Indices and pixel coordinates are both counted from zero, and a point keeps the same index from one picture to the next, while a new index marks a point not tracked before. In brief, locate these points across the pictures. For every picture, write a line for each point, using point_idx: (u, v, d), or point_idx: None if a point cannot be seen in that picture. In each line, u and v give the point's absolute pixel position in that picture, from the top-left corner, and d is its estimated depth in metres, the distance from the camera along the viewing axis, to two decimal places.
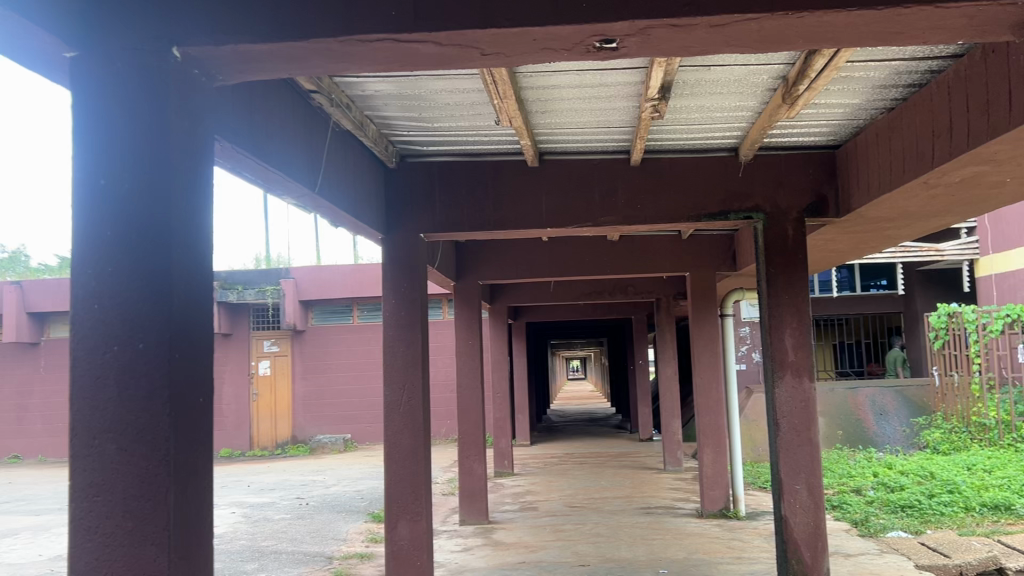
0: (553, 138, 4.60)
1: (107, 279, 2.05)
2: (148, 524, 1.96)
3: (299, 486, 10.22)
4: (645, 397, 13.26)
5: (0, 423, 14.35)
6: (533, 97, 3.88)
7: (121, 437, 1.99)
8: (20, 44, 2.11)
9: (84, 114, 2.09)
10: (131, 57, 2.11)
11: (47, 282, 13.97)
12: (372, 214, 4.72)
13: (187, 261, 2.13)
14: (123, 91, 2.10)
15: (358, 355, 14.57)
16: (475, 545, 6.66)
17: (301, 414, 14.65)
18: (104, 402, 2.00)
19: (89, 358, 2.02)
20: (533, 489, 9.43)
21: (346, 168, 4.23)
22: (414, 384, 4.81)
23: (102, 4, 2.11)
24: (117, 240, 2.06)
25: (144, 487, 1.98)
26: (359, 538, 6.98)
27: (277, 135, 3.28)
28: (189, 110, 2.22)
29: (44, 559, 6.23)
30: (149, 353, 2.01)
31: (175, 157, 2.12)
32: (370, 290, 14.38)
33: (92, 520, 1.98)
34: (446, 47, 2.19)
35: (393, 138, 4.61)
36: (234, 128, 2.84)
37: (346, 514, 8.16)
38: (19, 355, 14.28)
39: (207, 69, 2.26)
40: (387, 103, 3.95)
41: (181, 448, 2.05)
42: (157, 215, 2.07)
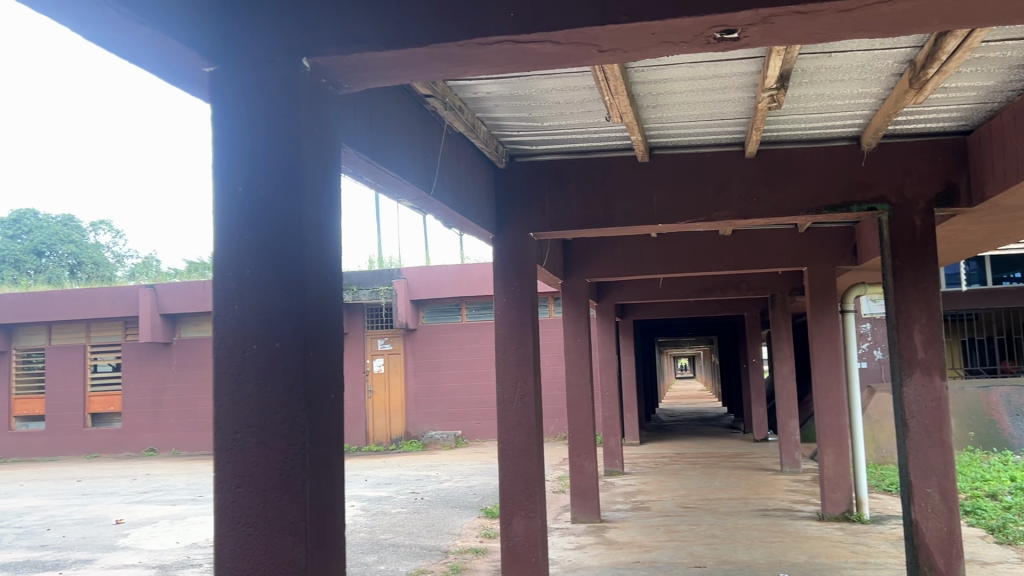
0: (664, 133, 4.55)
1: (245, 281, 2.16)
2: (286, 515, 2.06)
3: (413, 481, 10.46)
4: (759, 397, 12.90)
5: (138, 418, 15.28)
6: (645, 92, 3.85)
7: (261, 431, 2.10)
8: (166, 63, 2.25)
9: (223, 127, 2.21)
10: (265, 69, 2.22)
11: (178, 286, 14.84)
12: (483, 215, 4.78)
13: (318, 263, 2.22)
14: (258, 101, 2.21)
15: (468, 353, 14.78)
16: (588, 543, 6.65)
17: (413, 411, 14.97)
18: (244, 397, 2.11)
19: (231, 356, 2.14)
20: (645, 488, 9.35)
21: (458, 170, 4.30)
22: (526, 382, 4.84)
23: (238, 20, 2.23)
24: (253, 244, 2.17)
25: (282, 480, 2.07)
26: (473, 533, 7.08)
27: (395, 140, 3.38)
28: (318, 117, 2.31)
29: (181, 546, 6.61)
30: (285, 352, 2.11)
31: (306, 164, 2.21)
32: (478, 289, 14.58)
33: (235, 509, 2.09)
34: (564, 46, 2.20)
35: (503, 139, 4.67)
36: (357, 135, 2.94)
37: (460, 509, 8.30)
38: (154, 353, 15.21)
39: (333, 78, 2.35)
40: (498, 104, 4.00)
41: (315, 442, 2.13)
42: (290, 219, 2.17)
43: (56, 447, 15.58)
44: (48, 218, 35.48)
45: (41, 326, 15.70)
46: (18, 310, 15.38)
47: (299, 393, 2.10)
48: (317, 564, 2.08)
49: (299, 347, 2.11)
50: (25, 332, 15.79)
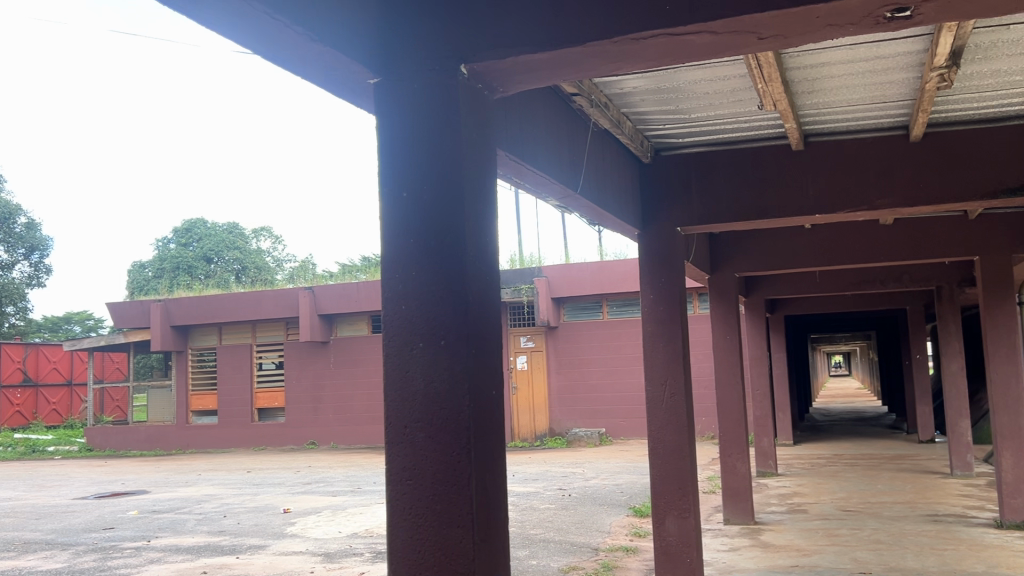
0: (820, 120, 4.36)
1: (410, 282, 2.25)
2: (453, 508, 2.13)
3: (560, 477, 10.52)
4: (925, 395, 12.13)
5: (298, 413, 16.13)
6: (800, 78, 3.70)
7: (428, 426, 2.18)
8: (335, 77, 2.37)
9: (388, 135, 2.30)
10: (425, 77, 2.30)
11: (333, 287, 15.61)
12: (631, 212, 4.75)
13: (479, 262, 2.28)
14: (419, 109, 2.29)
15: (611, 351, 14.71)
16: (742, 545, 6.47)
17: (557, 408, 15.05)
18: (412, 394, 2.20)
19: (399, 353, 2.23)
20: (801, 490, 8.99)
21: (605, 166, 4.29)
22: (676, 380, 4.75)
23: (400, 33, 2.33)
24: (418, 248, 2.25)
25: (449, 473, 2.14)
26: (623, 531, 7.04)
27: (546, 140, 3.41)
28: (475, 120, 2.37)
29: (343, 536, 6.94)
30: (450, 351, 2.18)
31: (467, 169, 2.28)
32: (618, 286, 14.48)
33: (406, 501, 2.18)
34: (721, 36, 2.15)
35: (648, 134, 4.62)
36: (509, 137, 2.99)
37: (609, 507, 8.27)
38: (312, 352, 16.06)
39: (490, 83, 2.41)
40: (644, 99, 3.96)
41: (479, 438, 2.19)
42: (452, 220, 2.24)
43: (227, 439, 16.50)
44: (216, 227, 38.18)
45: (212, 327, 16.93)
46: (191, 313, 16.65)
47: (465, 391, 2.16)
48: (485, 555, 2.14)
49: (463, 346, 2.17)
50: (198, 333, 17.08)
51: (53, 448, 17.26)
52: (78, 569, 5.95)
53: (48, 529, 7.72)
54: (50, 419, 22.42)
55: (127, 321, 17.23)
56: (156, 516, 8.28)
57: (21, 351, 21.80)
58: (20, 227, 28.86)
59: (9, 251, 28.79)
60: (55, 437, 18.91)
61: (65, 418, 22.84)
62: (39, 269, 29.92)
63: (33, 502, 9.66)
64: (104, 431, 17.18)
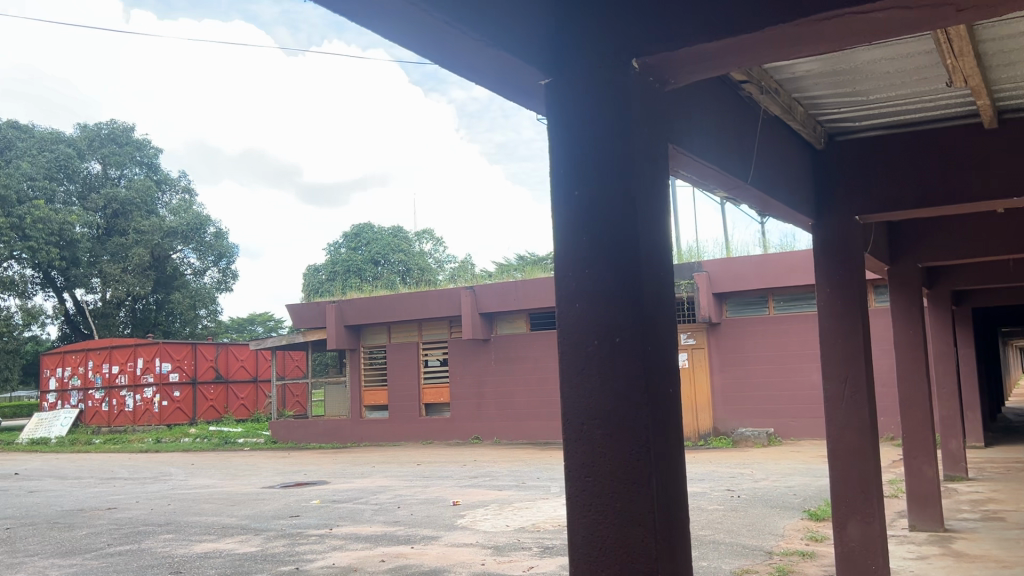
0: (1017, 95, 3.99)
1: (585, 280, 2.25)
2: (634, 507, 2.12)
3: (727, 478, 10.23)
4: None
5: (461, 410, 16.57)
6: (994, 50, 3.41)
7: (605, 423, 2.18)
8: (507, 80, 2.42)
9: (559, 132, 2.32)
10: (596, 75, 2.29)
11: (493, 287, 15.96)
12: (804, 201, 4.55)
13: (653, 260, 2.25)
14: (589, 109, 2.30)
15: (778, 347, 14.15)
16: (931, 554, 6.04)
17: (721, 406, 14.63)
18: (589, 391, 2.21)
19: (575, 352, 2.24)
20: (997, 497, 8.28)
21: (776, 155, 4.13)
22: (857, 378, 4.49)
23: (571, 34, 2.34)
24: (591, 244, 2.25)
25: (629, 472, 2.13)
26: (798, 535, 6.75)
27: (715, 131, 3.32)
28: (647, 117, 2.35)
29: (511, 529, 7.08)
30: (625, 348, 2.17)
31: (639, 163, 2.26)
32: (783, 280, 13.93)
33: (586, 499, 2.19)
34: (914, 10, 2.01)
35: (821, 119, 4.41)
36: (680, 130, 2.93)
37: (781, 509, 7.96)
38: (475, 350, 16.48)
39: (661, 74, 2.38)
40: (817, 83, 3.79)
41: (657, 434, 2.16)
42: (625, 218, 2.22)
43: (398, 434, 17.18)
44: (382, 231, 40.01)
45: (381, 326, 17.74)
46: (361, 313, 17.53)
47: (643, 386, 2.15)
48: (666, 554, 2.12)
49: (639, 343, 2.16)
50: (368, 332, 17.95)
51: (243, 440, 18.64)
52: (271, 553, 6.40)
53: (242, 514, 8.36)
54: (239, 413, 24.24)
55: (304, 322, 18.38)
56: (337, 505, 8.77)
57: (213, 350, 23.73)
58: (210, 236, 31.49)
59: (201, 259, 31.48)
60: (244, 430, 20.44)
61: (252, 412, 24.62)
62: (227, 275, 32.52)
63: (228, 489, 10.49)
64: (288, 425, 18.30)
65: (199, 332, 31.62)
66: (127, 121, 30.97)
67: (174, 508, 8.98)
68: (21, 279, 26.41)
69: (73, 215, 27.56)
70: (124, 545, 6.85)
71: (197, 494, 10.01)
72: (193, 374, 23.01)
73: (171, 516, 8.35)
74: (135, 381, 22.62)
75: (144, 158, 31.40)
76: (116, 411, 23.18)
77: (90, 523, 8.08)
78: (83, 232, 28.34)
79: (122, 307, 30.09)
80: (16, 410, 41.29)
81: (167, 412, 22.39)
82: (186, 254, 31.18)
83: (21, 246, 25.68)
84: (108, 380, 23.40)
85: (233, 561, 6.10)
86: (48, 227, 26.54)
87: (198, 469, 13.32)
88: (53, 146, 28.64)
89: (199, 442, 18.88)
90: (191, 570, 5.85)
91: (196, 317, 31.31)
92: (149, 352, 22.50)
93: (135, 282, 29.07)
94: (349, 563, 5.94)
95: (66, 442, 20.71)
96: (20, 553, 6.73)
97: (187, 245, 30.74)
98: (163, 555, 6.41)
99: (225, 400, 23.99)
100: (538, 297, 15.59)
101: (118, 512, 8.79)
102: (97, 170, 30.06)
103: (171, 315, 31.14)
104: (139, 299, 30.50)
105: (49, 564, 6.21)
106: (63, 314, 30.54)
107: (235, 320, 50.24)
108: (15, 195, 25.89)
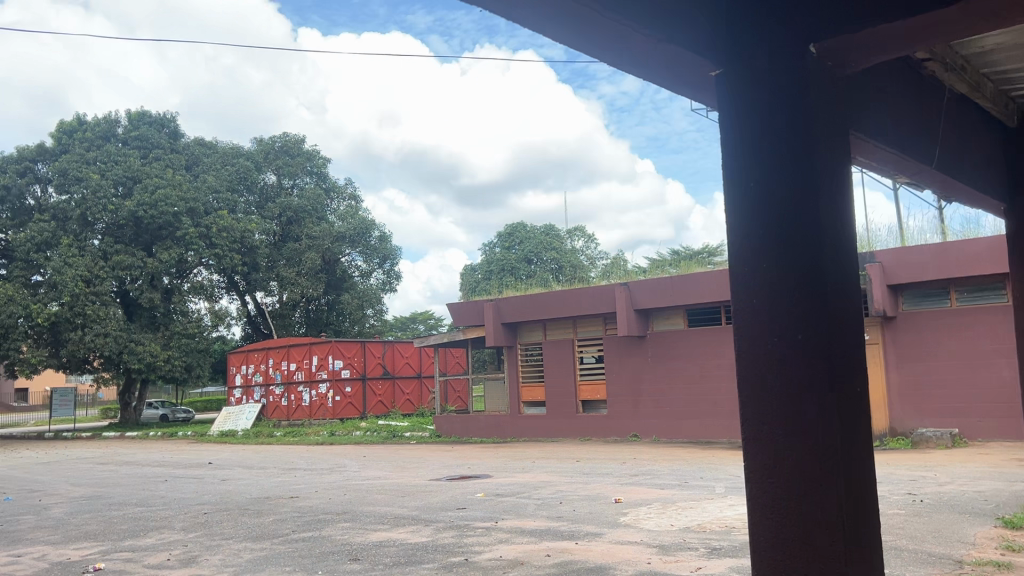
0: None
1: (761, 273, 2.26)
2: (818, 506, 2.13)
3: (906, 481, 9.63)
4: None
5: (619, 407, 16.45)
6: None
7: (785, 422, 2.18)
8: None
9: (737, 114, 2.36)
10: (769, 68, 2.33)
11: (650, 282, 15.75)
12: (994, 183, 4.21)
13: (835, 250, 2.25)
14: (763, 102, 2.33)
15: (962, 341, 13.17)
16: None
17: (898, 405, 13.76)
18: (768, 388, 2.21)
19: (753, 348, 2.25)
20: None
21: (961, 136, 3.85)
22: None
23: (744, 31, 2.40)
24: (767, 239, 2.26)
25: (811, 471, 2.14)
26: (992, 544, 6.26)
27: (896, 113, 3.18)
28: (825, 105, 2.35)
29: (676, 529, 6.98)
30: (806, 344, 2.17)
31: (821, 146, 2.27)
32: (965, 269, 12.92)
33: (767, 498, 2.21)
34: None
35: (1013, 94, 4.05)
36: (861, 116, 2.86)
37: (971, 516, 7.40)
38: (632, 346, 16.35)
39: (843, 58, 2.40)
40: (1009, 57, 3.48)
41: (842, 432, 2.16)
42: (801, 209, 2.23)
43: (558, 430, 17.26)
44: (536, 229, 40.44)
45: (536, 324, 17.95)
46: (517, 311, 17.80)
47: (824, 366, 2.15)
48: (851, 552, 2.13)
49: (819, 338, 2.16)
50: (525, 330, 18.19)
51: (409, 434, 19.40)
52: (441, 543, 6.63)
53: (412, 506, 8.71)
54: (405, 408, 25.23)
55: (463, 319, 18.90)
56: (501, 499, 8.96)
57: (380, 348, 24.87)
58: (375, 239, 33.01)
59: (367, 262, 33.05)
60: (410, 424, 21.27)
61: (417, 407, 25.53)
62: (390, 276, 33.98)
63: (398, 481, 10.96)
64: (451, 420, 18.89)
65: (366, 330, 33.20)
66: (298, 133, 32.99)
67: (350, 498, 9.48)
68: (210, 283, 28.79)
69: (253, 223, 29.66)
70: (306, 532, 7.31)
71: (370, 485, 10.53)
72: (363, 371, 24.17)
73: (347, 506, 8.82)
74: (311, 376, 24.16)
75: (314, 168, 33.38)
76: (295, 406, 24.79)
77: (276, 511, 8.68)
78: (262, 239, 30.45)
79: (297, 308, 32.10)
80: (208, 403, 45.03)
81: (340, 407, 23.60)
82: (353, 257, 32.83)
83: (208, 253, 27.95)
84: (287, 377, 25.16)
85: (406, 550, 6.36)
86: (232, 235, 28.73)
87: (369, 462, 14.00)
88: (234, 160, 30.96)
89: (369, 436, 19.83)
90: (368, 557, 6.15)
91: (363, 317, 32.91)
92: (323, 350, 23.94)
93: (308, 284, 30.89)
94: (516, 556, 6.06)
95: (251, 434, 22.34)
96: (217, 536, 7.33)
97: (353, 249, 32.36)
98: (342, 543, 6.78)
99: (392, 395, 25.03)
100: (697, 292, 15.27)
101: (300, 501, 9.38)
102: (273, 181, 32.42)
103: (341, 315, 32.89)
104: (312, 300, 32.42)
105: (242, 547, 6.72)
106: (246, 315, 32.98)
107: (398, 318, 52.35)
108: (203, 207, 28.22)
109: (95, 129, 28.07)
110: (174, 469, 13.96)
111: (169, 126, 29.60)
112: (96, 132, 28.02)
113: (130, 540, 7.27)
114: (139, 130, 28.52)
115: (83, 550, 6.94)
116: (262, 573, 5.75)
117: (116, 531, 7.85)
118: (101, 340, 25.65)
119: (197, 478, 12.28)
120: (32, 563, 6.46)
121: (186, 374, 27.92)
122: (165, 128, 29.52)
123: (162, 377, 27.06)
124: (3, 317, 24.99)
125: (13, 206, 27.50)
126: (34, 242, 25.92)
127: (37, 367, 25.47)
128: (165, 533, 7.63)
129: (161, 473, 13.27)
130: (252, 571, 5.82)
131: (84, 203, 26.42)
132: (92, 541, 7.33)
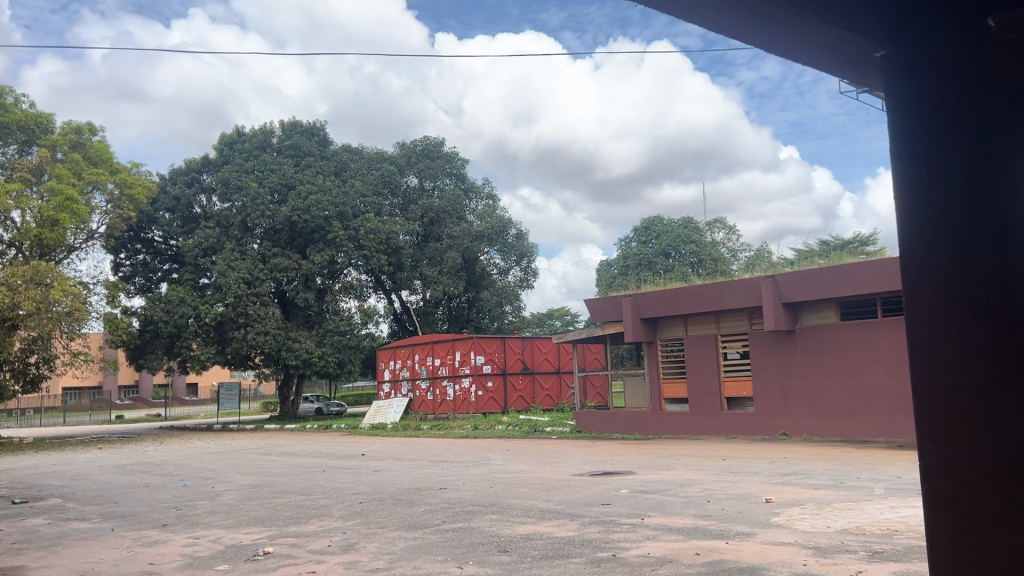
0: None
1: (926, 243, 2.55)
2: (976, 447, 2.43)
3: None
4: None
5: (765, 405, 15.89)
6: None
7: (949, 373, 2.48)
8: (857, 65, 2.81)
9: (906, 96, 2.63)
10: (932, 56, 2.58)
11: (797, 274, 15.25)
12: None
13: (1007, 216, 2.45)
14: (927, 87, 2.58)
15: None
16: None
17: None
18: (933, 344, 2.52)
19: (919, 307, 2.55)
20: None
21: None
22: None
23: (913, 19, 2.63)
24: (931, 211, 2.54)
25: (968, 417, 2.44)
26: None
27: None
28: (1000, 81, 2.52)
29: (833, 531, 6.70)
30: (965, 304, 2.45)
31: (999, 110, 2.49)
32: None
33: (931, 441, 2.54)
34: None
35: None
36: None
37: None
38: (779, 341, 15.83)
39: None
40: None
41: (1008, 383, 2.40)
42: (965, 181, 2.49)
43: (700, 428, 16.84)
44: (673, 223, 39.72)
45: (678, 319, 17.67)
46: (658, 306, 17.60)
47: (981, 307, 2.43)
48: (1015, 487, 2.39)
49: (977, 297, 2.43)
50: (666, 325, 17.94)
51: (550, 429, 19.55)
52: (588, 538, 6.65)
53: (557, 500, 8.78)
54: (545, 403, 25.41)
55: (602, 316, 18.87)
56: (646, 496, 8.89)
57: (520, 344, 25.19)
58: (512, 237, 33.40)
59: (505, 260, 33.50)
60: (551, 420, 21.43)
61: (557, 402, 25.64)
62: (528, 273, 34.31)
63: (542, 475, 11.08)
64: (591, 416, 18.92)
65: (506, 327, 33.67)
66: (437, 135, 33.67)
67: (496, 490, 9.68)
68: (359, 282, 29.83)
69: (397, 224, 30.70)
70: (456, 523, 7.52)
71: (514, 479, 10.70)
72: (503, 366, 24.56)
73: (493, 498, 9.01)
74: (454, 372, 24.90)
75: (453, 169, 34.01)
76: (440, 400, 25.53)
77: (426, 501, 8.97)
78: (406, 240, 31.44)
79: (439, 306, 32.99)
80: (357, 398, 47.10)
81: (483, 401, 24.09)
82: (491, 255, 33.38)
83: (357, 254, 29.16)
84: (432, 372, 25.99)
85: (553, 544, 6.43)
86: (378, 237, 29.80)
87: (513, 456, 14.22)
88: (379, 164, 32.13)
89: (511, 430, 20.14)
90: (516, 549, 6.26)
91: (502, 314, 33.41)
92: (465, 346, 24.64)
93: (449, 282, 31.59)
94: (664, 553, 6.00)
95: (399, 427, 23.18)
96: (372, 524, 7.66)
97: (492, 247, 32.87)
98: (491, 534, 6.93)
99: (532, 390, 25.26)
100: (848, 284, 14.60)
101: (448, 492, 9.66)
102: (415, 183, 33.36)
103: (481, 312, 33.51)
104: (453, 298, 33.24)
105: (397, 536, 6.99)
106: (391, 313, 34.23)
107: (536, 315, 52.81)
108: (351, 210, 29.49)
109: (253, 141, 30.09)
110: (330, 460, 14.68)
111: (318, 134, 31.12)
112: (254, 143, 30.00)
113: (294, 526, 7.72)
114: (292, 139, 30.19)
115: (254, 534, 7.43)
116: (417, 560, 5.97)
117: (282, 517, 8.36)
118: (263, 338, 27.32)
119: (351, 469, 12.88)
120: (210, 544, 6.98)
121: (338, 370, 29.30)
122: (314, 136, 31.07)
123: (317, 372, 28.52)
124: (177, 317, 27.11)
125: (182, 215, 29.82)
126: (201, 248, 28.12)
127: (205, 363, 27.77)
128: (325, 520, 8.05)
129: (318, 463, 14.00)
130: (408, 558, 6.06)
131: (245, 210, 28.26)
132: (261, 526, 7.85)
